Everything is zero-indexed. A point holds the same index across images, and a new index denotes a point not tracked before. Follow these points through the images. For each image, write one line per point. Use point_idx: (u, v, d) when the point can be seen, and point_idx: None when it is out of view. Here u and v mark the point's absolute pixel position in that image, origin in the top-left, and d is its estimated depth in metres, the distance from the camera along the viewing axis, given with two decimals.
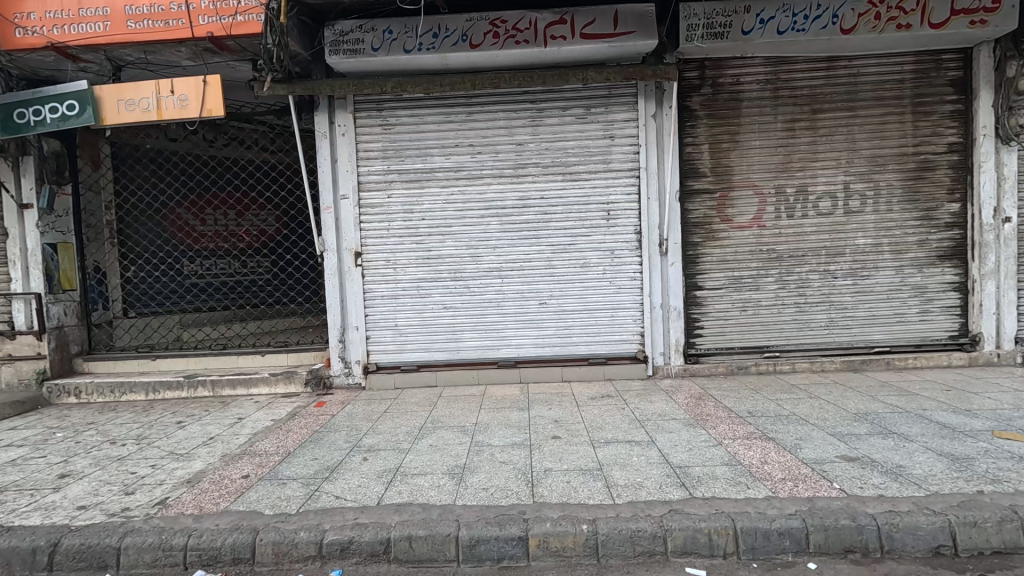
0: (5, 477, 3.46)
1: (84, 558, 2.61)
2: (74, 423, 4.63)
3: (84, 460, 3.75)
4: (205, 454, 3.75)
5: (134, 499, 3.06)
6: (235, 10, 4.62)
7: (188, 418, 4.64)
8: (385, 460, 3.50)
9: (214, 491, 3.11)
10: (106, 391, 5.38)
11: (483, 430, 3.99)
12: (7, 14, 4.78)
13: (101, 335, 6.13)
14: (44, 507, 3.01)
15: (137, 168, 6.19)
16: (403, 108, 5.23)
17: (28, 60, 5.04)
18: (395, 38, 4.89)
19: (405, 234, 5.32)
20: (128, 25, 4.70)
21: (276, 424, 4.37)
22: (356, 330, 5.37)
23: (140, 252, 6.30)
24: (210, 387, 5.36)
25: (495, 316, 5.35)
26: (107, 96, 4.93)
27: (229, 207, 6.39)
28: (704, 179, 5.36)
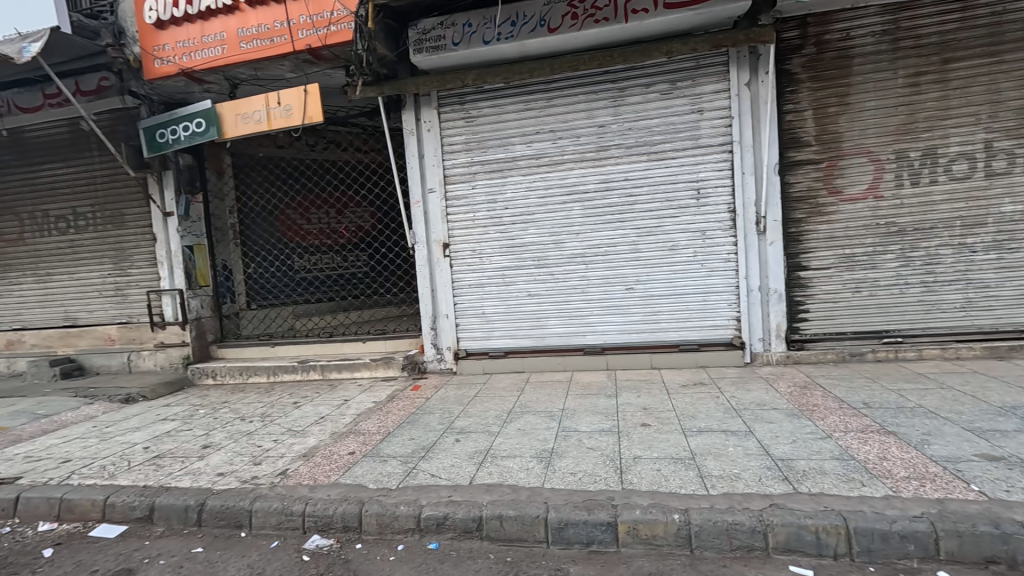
0: (162, 446, 4.08)
1: (223, 517, 3.00)
2: (212, 402, 5.32)
3: (221, 433, 4.31)
4: (317, 431, 4.15)
5: (261, 469, 3.47)
6: (328, 21, 4.99)
7: (302, 399, 5.15)
8: (476, 442, 3.64)
9: (325, 465, 3.44)
10: (236, 373, 6.10)
11: (570, 416, 3.99)
12: (148, 47, 5.53)
13: (231, 325, 6.90)
14: (192, 472, 3.51)
15: (254, 175, 6.96)
16: (485, 100, 5.32)
17: (165, 86, 5.80)
18: (475, 31, 4.97)
19: (490, 224, 5.43)
20: (241, 46, 5.23)
21: (377, 405, 4.71)
22: (446, 318, 5.62)
23: (259, 250, 7.03)
24: (320, 371, 5.88)
25: (580, 302, 5.31)
26: (226, 112, 5.51)
27: (331, 206, 6.92)
28: (808, 148, 4.89)
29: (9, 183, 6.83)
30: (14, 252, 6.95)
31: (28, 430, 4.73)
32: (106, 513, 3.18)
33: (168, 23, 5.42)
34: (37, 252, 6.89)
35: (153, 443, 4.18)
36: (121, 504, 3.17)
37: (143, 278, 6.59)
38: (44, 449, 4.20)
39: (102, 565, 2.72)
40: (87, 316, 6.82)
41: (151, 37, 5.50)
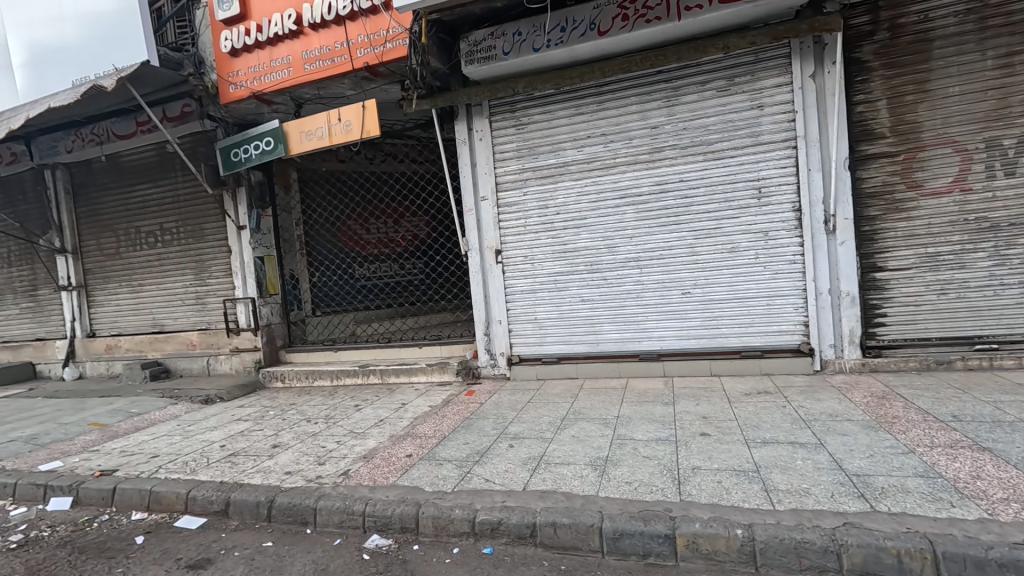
0: (237, 444, 4.36)
1: (291, 514, 3.16)
2: (281, 404, 5.63)
3: (289, 433, 4.55)
4: (376, 434, 4.30)
5: (325, 468, 3.64)
6: (385, 39, 5.20)
7: (363, 402, 5.35)
8: (529, 448, 3.64)
9: (384, 467, 3.55)
10: (302, 376, 6.43)
11: (626, 424, 3.91)
12: (224, 74, 5.98)
13: (298, 331, 7.24)
14: (263, 470, 3.73)
15: (317, 189, 7.33)
16: (536, 106, 5.34)
17: (238, 109, 6.24)
18: (524, 39, 5.01)
19: (542, 230, 5.44)
20: (305, 67, 5.55)
21: (433, 409, 4.82)
22: (499, 324, 5.67)
23: (322, 260, 7.40)
24: (379, 375, 6.10)
25: (635, 307, 5.20)
26: (292, 130, 5.86)
27: (388, 216, 7.27)
28: (882, 141, 4.56)
29: (108, 204, 7.59)
30: (112, 266, 7.70)
31: (123, 427, 5.21)
32: (188, 505, 3.44)
33: (241, 51, 5.84)
34: (130, 265, 7.59)
35: (229, 442, 4.48)
36: (201, 497, 3.41)
37: (220, 288, 7.10)
38: (137, 445, 4.60)
39: (184, 554, 2.94)
40: (173, 323, 7.43)
41: (226, 65, 5.95)
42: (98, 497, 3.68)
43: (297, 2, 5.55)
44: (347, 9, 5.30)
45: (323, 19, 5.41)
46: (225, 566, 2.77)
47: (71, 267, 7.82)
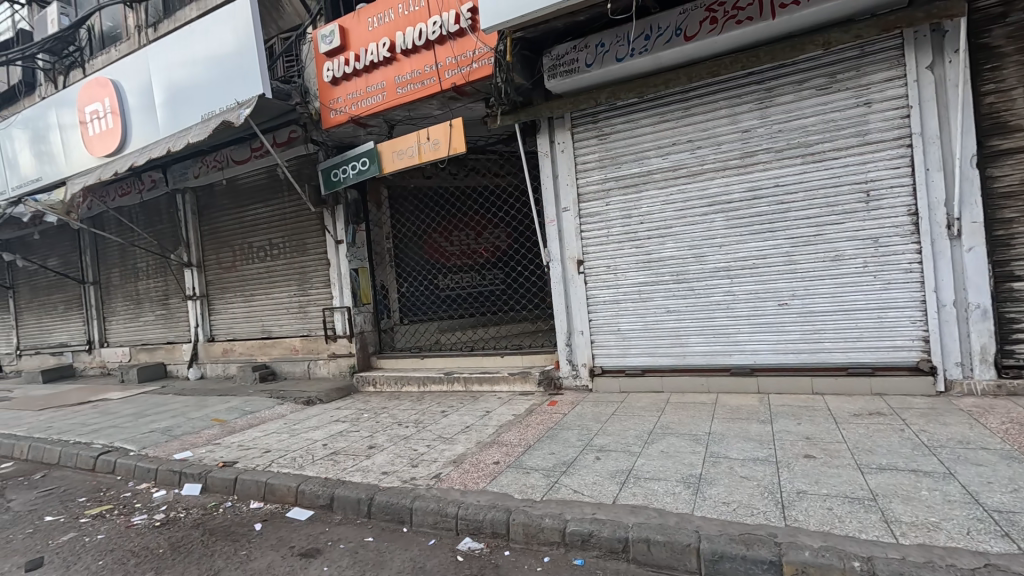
0: (337, 444, 4.70)
1: (389, 512, 3.35)
2: (374, 407, 5.98)
3: (383, 435, 4.82)
4: (464, 439, 4.44)
5: (418, 470, 3.82)
6: (471, 59, 5.43)
7: (449, 408, 5.54)
8: (617, 461, 3.59)
9: (474, 472, 3.66)
10: (392, 382, 6.78)
11: (719, 441, 3.74)
12: (326, 101, 6.52)
13: (387, 339, 7.67)
14: (362, 469, 3.98)
15: (405, 204, 7.75)
16: (619, 116, 5.32)
17: (338, 132, 6.77)
18: (608, 49, 5.01)
19: (625, 239, 5.37)
20: (398, 91, 5.92)
21: (517, 418, 4.90)
22: (581, 334, 5.64)
23: (410, 271, 7.80)
24: (463, 383, 6.29)
25: (725, 319, 4.98)
26: (386, 150, 6.24)
27: (471, 229, 7.52)
28: (1017, 134, 4.05)
29: (227, 222, 8.50)
30: (229, 277, 8.59)
31: (239, 423, 5.78)
32: (297, 498, 3.75)
33: (340, 80, 6.34)
34: (244, 277, 8.43)
35: (330, 441, 4.84)
36: (309, 492, 3.71)
37: (320, 298, 7.69)
38: (251, 440, 5.09)
39: (296, 542, 3.20)
40: (279, 329, 8.15)
41: (327, 92, 6.49)
42: (222, 485, 4.12)
43: (391, 31, 5.95)
44: (436, 34, 5.60)
45: (414, 45, 5.75)
46: (332, 556, 2.98)
47: (195, 278, 8.82)
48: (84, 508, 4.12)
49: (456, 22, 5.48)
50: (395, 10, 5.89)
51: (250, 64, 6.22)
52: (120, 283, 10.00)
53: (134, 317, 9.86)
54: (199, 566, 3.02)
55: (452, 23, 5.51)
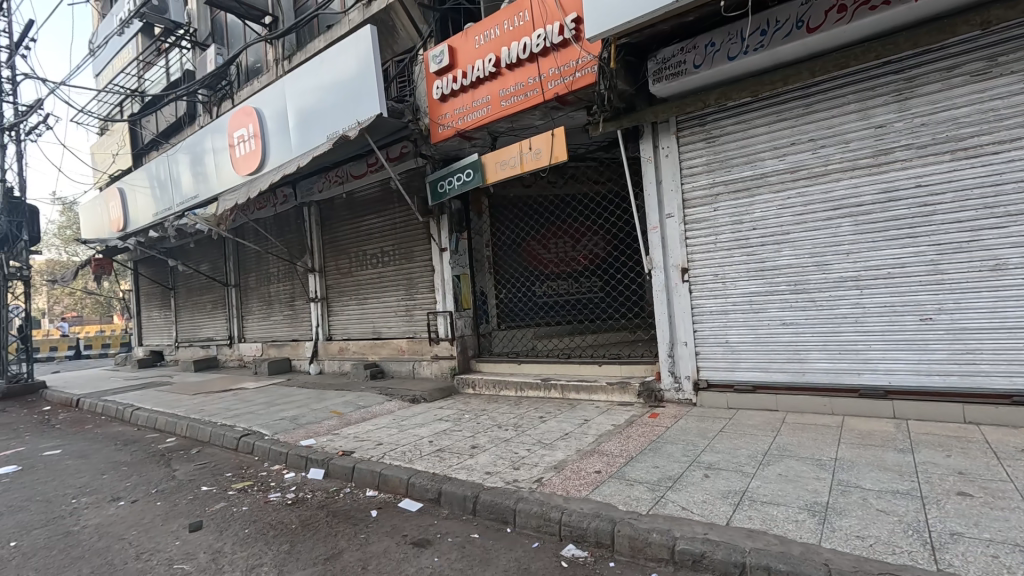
0: (443, 441, 4.94)
1: (494, 511, 3.45)
2: (474, 409, 6.20)
3: (484, 436, 4.99)
4: (564, 446, 4.45)
5: (520, 473, 3.90)
6: (574, 69, 5.48)
7: (547, 414, 5.59)
8: (728, 480, 3.39)
9: (576, 479, 3.66)
10: (490, 385, 6.98)
11: (848, 469, 3.39)
12: (434, 117, 6.93)
13: (485, 343, 7.90)
14: (466, 467, 4.15)
15: (506, 212, 7.95)
16: (729, 117, 5.07)
17: (444, 146, 7.16)
18: (718, 49, 4.80)
19: (735, 246, 5.08)
20: (502, 104, 6.14)
21: (617, 428, 4.81)
22: (685, 345, 5.42)
23: (509, 278, 7.97)
24: (560, 390, 6.31)
25: (852, 334, 4.53)
26: (489, 161, 6.48)
27: (569, 236, 7.60)
28: None
29: (345, 231, 9.31)
30: (345, 282, 9.40)
31: (354, 417, 6.27)
32: (408, 490, 3.99)
33: (449, 96, 6.71)
34: (359, 282, 9.17)
35: (435, 438, 5.09)
36: (419, 485, 3.93)
37: (425, 302, 8.13)
38: (365, 433, 5.51)
39: (409, 531, 3.40)
40: (388, 331, 8.74)
41: (436, 109, 6.89)
42: (342, 473, 4.50)
43: (497, 47, 6.18)
44: (539, 47, 5.73)
45: (519, 59, 5.93)
46: (442, 548, 3.13)
47: (318, 282, 9.76)
48: (230, 482, 4.71)
49: (560, 33, 5.56)
50: (500, 26, 6.13)
51: (369, 86, 6.79)
52: (255, 286, 11.32)
53: (266, 317, 11.12)
54: (325, 544, 3.32)
55: (556, 34, 5.60)
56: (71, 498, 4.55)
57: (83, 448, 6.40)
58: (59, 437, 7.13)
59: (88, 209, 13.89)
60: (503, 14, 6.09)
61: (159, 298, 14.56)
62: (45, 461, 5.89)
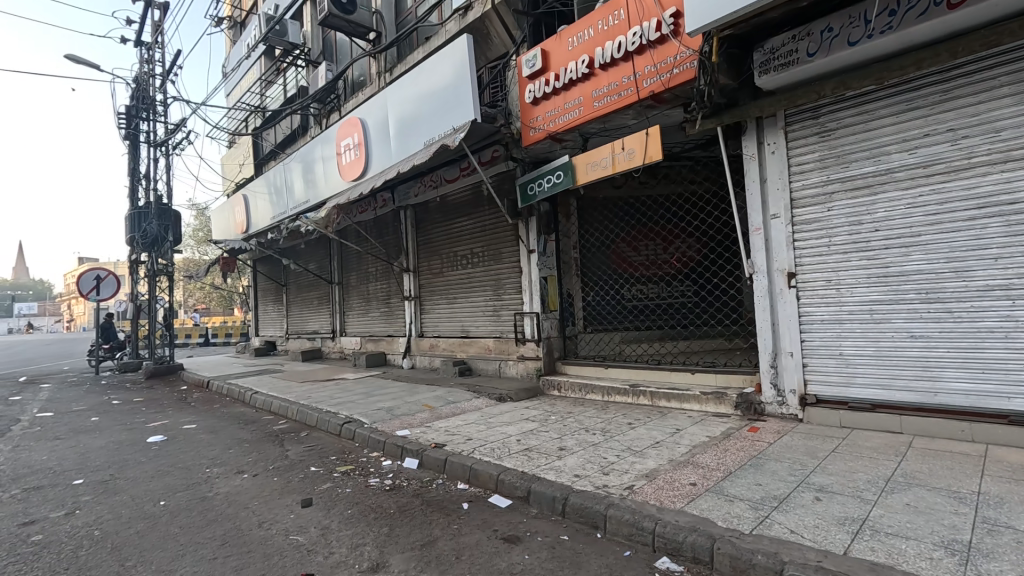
0: (530, 441, 4.98)
1: (584, 515, 3.42)
2: (560, 411, 6.19)
3: (572, 439, 4.96)
4: (656, 455, 4.31)
5: (610, 479, 3.83)
6: (672, 65, 5.30)
7: (636, 421, 5.44)
8: (845, 506, 3.09)
9: (670, 490, 3.52)
10: (577, 388, 6.94)
11: (995, 505, 2.96)
12: (526, 120, 7.02)
13: (571, 346, 7.76)
14: (555, 468, 4.16)
15: (594, 213, 7.80)
16: (848, 108, 4.64)
17: (535, 149, 7.23)
18: (837, 34, 4.39)
19: (853, 250, 4.62)
20: (594, 105, 6.09)
21: (712, 440, 4.58)
22: (790, 356, 5.03)
23: (596, 281, 7.81)
24: (649, 397, 6.12)
25: (1000, 351, 3.94)
26: (580, 163, 6.44)
27: (660, 239, 7.54)
28: None
29: (437, 233, 9.73)
30: (437, 282, 9.80)
31: (444, 411, 6.53)
32: (498, 486, 4.08)
33: (540, 99, 6.77)
34: (449, 282, 9.53)
35: (523, 437, 5.15)
36: (508, 482, 4.00)
37: (512, 303, 8.26)
38: (455, 427, 5.71)
39: (499, 526, 3.48)
40: (476, 330, 9.00)
41: (528, 112, 6.98)
42: (435, 464, 4.70)
43: (590, 48, 6.14)
44: (635, 45, 5.61)
45: (613, 58, 5.85)
46: (532, 546, 3.16)
47: (412, 282, 10.28)
48: (335, 464, 5.10)
49: (657, 29, 5.40)
50: (595, 27, 6.08)
51: (464, 93, 7.05)
52: (356, 284, 12.17)
53: (365, 313, 11.89)
54: (421, 530, 3.48)
55: (652, 31, 5.45)
56: (205, 467, 5.18)
57: (213, 424, 7.24)
58: (194, 413, 8.13)
59: (219, 214, 15.72)
60: (598, 15, 6.04)
61: (274, 293, 16.12)
62: (185, 433, 6.74)
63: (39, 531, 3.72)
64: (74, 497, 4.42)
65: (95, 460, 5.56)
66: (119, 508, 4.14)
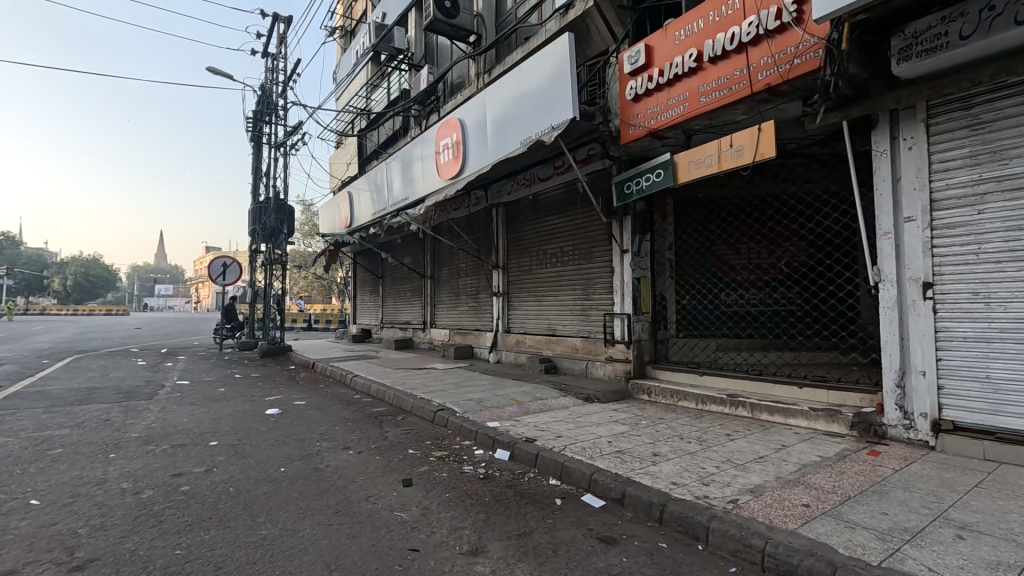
0: (622, 443, 4.90)
1: (683, 524, 3.31)
2: (651, 416, 6.02)
3: (666, 445, 4.81)
4: (760, 470, 4.05)
5: (711, 490, 3.67)
6: (792, 55, 4.95)
7: (735, 433, 5.16)
8: (997, 549, 2.72)
9: (780, 509, 3.30)
10: (668, 395, 6.70)
11: None
12: (626, 118, 6.87)
13: (662, 350, 7.59)
14: (650, 474, 4.06)
15: (693, 215, 7.52)
16: (1010, 97, 4.06)
17: (634, 147, 7.07)
18: (999, 13, 3.83)
19: (1010, 259, 4.05)
20: (701, 100, 5.84)
21: (826, 460, 4.22)
22: (921, 375, 4.50)
23: (692, 285, 7.54)
24: (750, 409, 5.77)
25: None
26: (682, 161, 6.19)
27: (766, 242, 7.07)
28: None
29: (529, 231, 9.85)
30: (526, 279, 9.93)
31: (532, 407, 6.61)
32: (591, 485, 4.06)
33: (642, 96, 6.60)
34: (539, 279, 9.60)
35: (615, 439, 5.08)
36: (602, 482, 3.97)
37: (602, 303, 8.15)
38: (545, 424, 5.75)
39: (594, 526, 3.46)
40: (563, 328, 8.99)
41: (628, 109, 6.83)
42: (526, 457, 4.78)
43: (699, 41, 5.89)
44: (750, 35, 5.29)
45: (724, 51, 5.58)
46: (629, 549, 3.11)
47: (501, 278, 10.50)
48: (430, 449, 5.34)
49: (777, 17, 5.06)
50: (705, 18, 5.83)
51: (563, 91, 7.04)
52: (447, 278, 12.64)
53: (454, 307, 12.32)
54: (516, 520, 3.56)
55: (771, 20, 5.11)
56: (316, 441, 5.66)
57: (320, 402, 7.88)
58: (304, 391, 8.92)
59: (326, 209, 17.03)
60: (709, 5, 5.77)
61: (371, 284, 17.19)
62: (296, 408, 7.41)
63: (186, 482, 4.27)
64: (211, 456, 5.02)
65: (225, 426, 6.28)
66: (247, 469, 4.65)
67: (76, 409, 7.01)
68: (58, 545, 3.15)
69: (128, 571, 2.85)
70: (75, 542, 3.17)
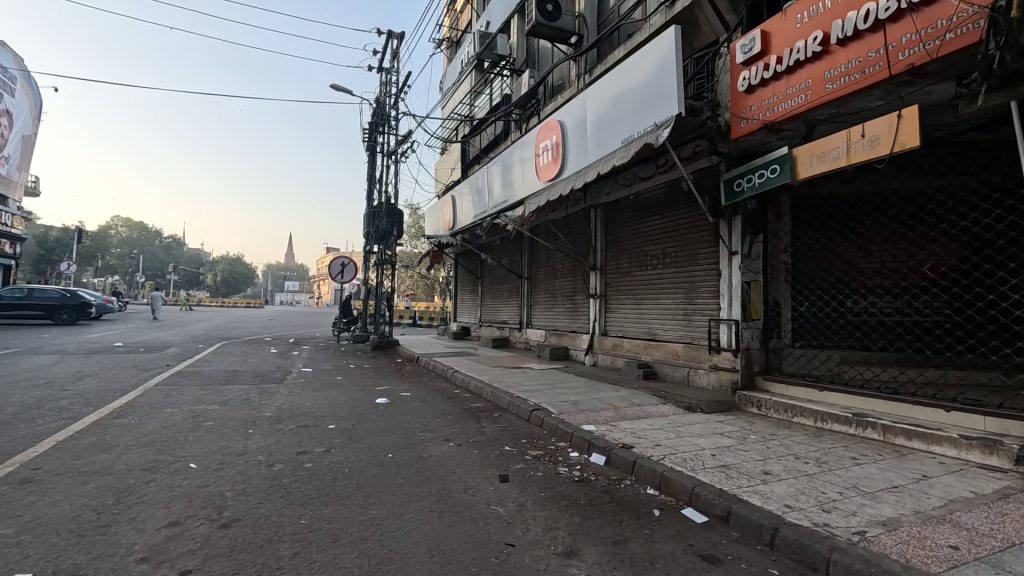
0: (728, 458, 4.61)
1: (798, 552, 3.04)
2: (762, 431, 5.59)
3: (778, 464, 4.44)
4: (894, 502, 3.59)
5: (832, 518, 3.32)
6: (943, 30, 4.33)
7: (863, 457, 4.62)
8: None
9: (920, 548, 2.89)
10: (780, 409, 6.17)
11: None
12: (738, 112, 6.42)
13: (775, 360, 7.02)
14: (760, 493, 3.77)
15: (814, 215, 6.86)
16: None
17: (746, 142, 6.58)
18: None
19: None
20: (827, 87, 5.29)
21: (980, 498, 3.63)
22: None
23: (810, 291, 6.87)
24: (881, 431, 5.12)
25: None
26: (802, 154, 5.67)
27: (904, 245, 6.21)
28: None
29: (628, 232, 9.61)
30: (624, 281, 9.71)
31: (630, 412, 6.44)
32: (692, 499, 3.87)
33: (756, 87, 6.14)
34: (638, 282, 9.34)
35: (719, 452, 4.79)
36: (704, 497, 3.77)
37: (707, 308, 7.72)
38: (642, 430, 5.58)
39: (695, 542, 3.29)
40: (663, 333, 8.65)
41: (740, 102, 6.38)
42: (623, 464, 4.67)
43: (825, 22, 5.35)
44: (890, 11, 4.72)
45: (856, 31, 5.02)
46: (735, 572, 2.91)
47: (599, 280, 10.36)
48: (526, 447, 5.42)
49: None
50: None
51: (668, 86, 6.75)
52: (544, 279, 12.73)
53: (551, 308, 12.37)
54: (612, 527, 3.49)
55: None
56: (420, 431, 6.00)
57: (423, 395, 8.33)
58: (409, 383, 9.48)
59: (432, 212, 17.94)
60: None
61: (471, 284, 17.82)
62: (402, 399, 7.90)
63: (309, 460, 4.75)
64: (330, 438, 5.54)
65: (341, 412, 6.88)
66: (360, 453, 5.06)
67: (224, 388, 8.10)
68: (210, 504, 3.66)
69: (263, 533, 3.23)
70: (223, 503, 3.68)
